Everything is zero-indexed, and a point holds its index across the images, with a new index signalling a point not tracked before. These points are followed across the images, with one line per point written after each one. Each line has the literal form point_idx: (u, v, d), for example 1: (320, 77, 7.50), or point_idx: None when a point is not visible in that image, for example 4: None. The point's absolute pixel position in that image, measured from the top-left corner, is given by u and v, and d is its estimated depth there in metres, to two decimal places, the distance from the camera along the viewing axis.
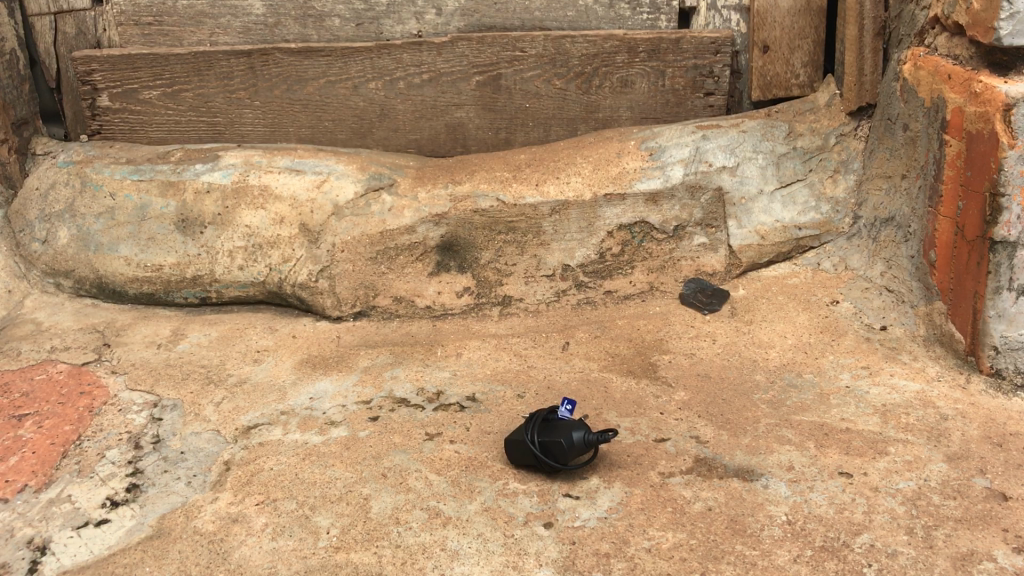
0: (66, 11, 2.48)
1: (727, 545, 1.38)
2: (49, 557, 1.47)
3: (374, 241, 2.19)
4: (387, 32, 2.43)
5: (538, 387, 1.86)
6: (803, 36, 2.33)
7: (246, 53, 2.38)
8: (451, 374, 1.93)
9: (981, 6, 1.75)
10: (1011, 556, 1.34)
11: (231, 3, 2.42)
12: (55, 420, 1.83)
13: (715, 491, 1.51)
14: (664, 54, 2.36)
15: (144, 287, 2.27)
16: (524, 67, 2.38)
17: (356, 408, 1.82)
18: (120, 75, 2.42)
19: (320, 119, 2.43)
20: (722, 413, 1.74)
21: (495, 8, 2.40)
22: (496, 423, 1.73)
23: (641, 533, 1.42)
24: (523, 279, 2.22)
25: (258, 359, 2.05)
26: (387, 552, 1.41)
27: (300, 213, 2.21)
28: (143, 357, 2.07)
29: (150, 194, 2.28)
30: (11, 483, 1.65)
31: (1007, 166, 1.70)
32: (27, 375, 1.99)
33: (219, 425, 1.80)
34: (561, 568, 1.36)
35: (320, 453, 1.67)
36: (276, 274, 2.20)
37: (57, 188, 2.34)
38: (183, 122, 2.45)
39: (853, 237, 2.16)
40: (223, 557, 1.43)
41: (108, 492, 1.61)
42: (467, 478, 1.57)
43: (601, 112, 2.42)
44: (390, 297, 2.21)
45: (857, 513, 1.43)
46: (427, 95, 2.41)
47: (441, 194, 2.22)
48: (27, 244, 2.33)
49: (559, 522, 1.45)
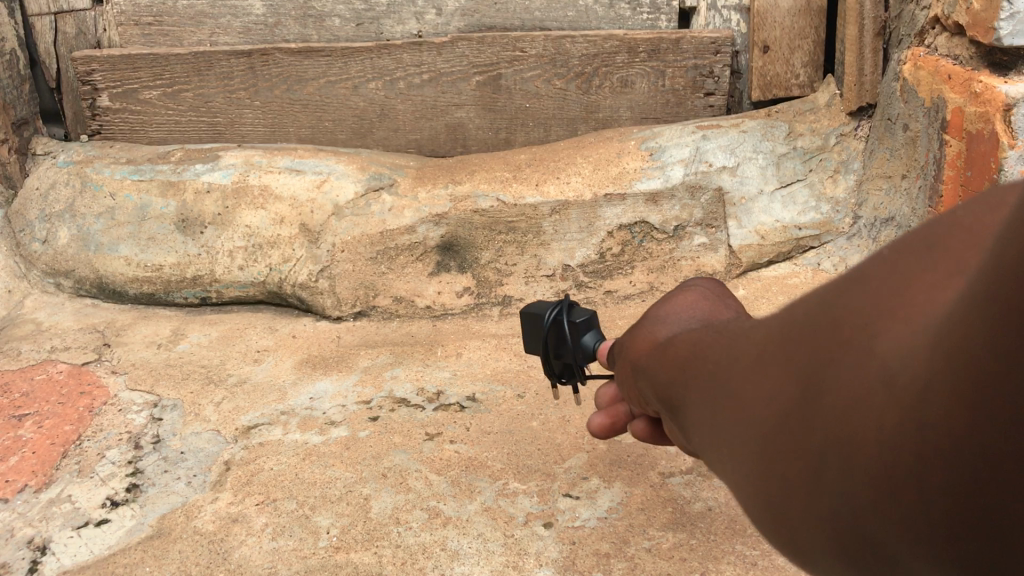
0: (66, 11, 2.47)
1: (727, 545, 1.39)
2: (49, 557, 1.47)
3: (374, 241, 2.19)
4: (388, 32, 2.44)
5: (538, 387, 1.85)
6: (803, 36, 2.33)
7: (246, 53, 2.37)
8: (451, 374, 1.92)
9: (981, 6, 1.74)
10: None
11: (231, 4, 2.42)
12: (55, 420, 1.83)
13: (715, 491, 1.50)
14: (665, 54, 2.36)
15: (144, 287, 2.28)
16: (524, 67, 2.38)
17: (356, 407, 1.82)
18: (120, 75, 2.43)
19: (320, 119, 2.44)
20: None
21: (495, 8, 2.40)
22: (496, 423, 1.73)
23: (641, 533, 1.42)
24: (523, 279, 2.21)
25: (258, 359, 2.04)
26: (387, 552, 1.41)
27: (300, 213, 2.21)
28: (143, 356, 2.07)
29: (150, 194, 2.28)
30: (11, 483, 1.65)
31: (1007, 166, 1.71)
32: (28, 375, 1.99)
33: (219, 425, 1.80)
34: (561, 568, 1.36)
35: (320, 453, 1.67)
36: (277, 274, 2.21)
37: (57, 188, 2.35)
38: (183, 122, 2.46)
39: (853, 237, 2.17)
40: (223, 557, 1.43)
41: (108, 492, 1.61)
42: (467, 478, 1.57)
43: (601, 112, 2.41)
44: (390, 297, 2.20)
45: None
46: (427, 95, 2.41)
47: (442, 194, 2.22)
48: (27, 244, 2.34)
49: (559, 521, 1.46)
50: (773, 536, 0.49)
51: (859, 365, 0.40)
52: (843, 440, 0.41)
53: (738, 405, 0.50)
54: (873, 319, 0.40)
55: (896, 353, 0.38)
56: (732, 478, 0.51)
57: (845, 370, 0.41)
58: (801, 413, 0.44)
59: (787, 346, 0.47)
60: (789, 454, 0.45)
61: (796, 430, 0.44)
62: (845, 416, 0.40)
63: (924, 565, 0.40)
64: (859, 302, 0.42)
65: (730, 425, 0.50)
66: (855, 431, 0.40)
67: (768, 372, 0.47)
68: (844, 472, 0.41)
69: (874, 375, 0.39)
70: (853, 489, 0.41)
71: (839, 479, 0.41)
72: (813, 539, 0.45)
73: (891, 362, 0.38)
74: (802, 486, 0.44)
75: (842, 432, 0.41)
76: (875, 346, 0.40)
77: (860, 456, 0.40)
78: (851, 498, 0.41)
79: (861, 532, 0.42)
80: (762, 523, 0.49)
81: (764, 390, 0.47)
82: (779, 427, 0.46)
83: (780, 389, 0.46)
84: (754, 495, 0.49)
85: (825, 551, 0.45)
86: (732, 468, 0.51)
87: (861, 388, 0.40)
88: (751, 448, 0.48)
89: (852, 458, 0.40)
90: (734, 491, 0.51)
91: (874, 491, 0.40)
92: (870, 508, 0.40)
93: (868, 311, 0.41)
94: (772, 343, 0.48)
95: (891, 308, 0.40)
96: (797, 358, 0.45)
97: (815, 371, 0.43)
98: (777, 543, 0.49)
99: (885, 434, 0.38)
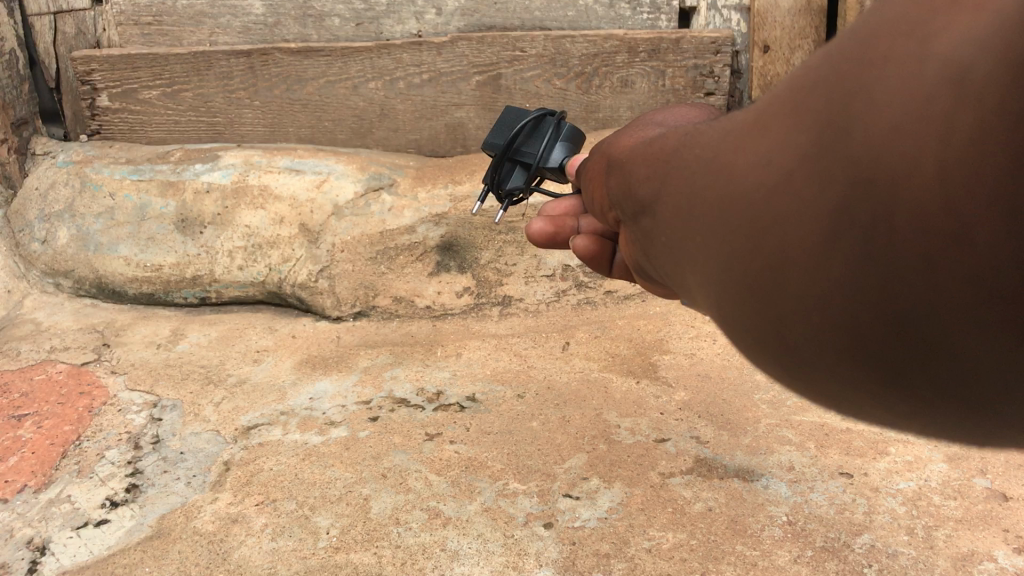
0: (66, 11, 2.47)
1: (728, 545, 1.38)
2: (49, 557, 1.47)
3: (374, 241, 2.20)
4: (387, 31, 2.43)
5: (538, 387, 1.84)
6: (803, 36, 2.33)
7: (246, 53, 2.37)
8: (451, 374, 1.92)
9: None
10: (1012, 556, 1.33)
11: (231, 3, 2.42)
12: (55, 420, 1.83)
13: (715, 491, 1.50)
14: (665, 54, 2.35)
15: (145, 287, 2.28)
16: (524, 67, 2.37)
17: (356, 408, 1.82)
18: (120, 75, 2.43)
19: (320, 119, 2.44)
20: (723, 412, 1.71)
21: (495, 7, 2.40)
22: (496, 423, 1.72)
23: (641, 533, 1.42)
24: (523, 280, 2.18)
25: (258, 359, 2.04)
26: (387, 552, 1.41)
27: (300, 213, 2.22)
28: (142, 357, 2.06)
29: (150, 194, 2.28)
30: (10, 483, 1.66)
31: None
32: (28, 375, 1.99)
33: (219, 425, 1.79)
34: (561, 568, 1.36)
35: (320, 453, 1.67)
36: (276, 274, 2.22)
37: (57, 188, 2.36)
38: (183, 122, 2.46)
39: None
40: (223, 557, 1.43)
41: (108, 492, 1.61)
42: (467, 478, 1.57)
43: (601, 112, 2.41)
44: (390, 297, 2.19)
45: (857, 513, 1.43)
46: (427, 95, 2.41)
47: (441, 194, 2.22)
48: (28, 244, 2.36)
49: (559, 522, 1.45)
50: (760, 314, 0.48)
51: (906, 74, 0.39)
52: (883, 168, 0.39)
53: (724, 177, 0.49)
54: (918, 23, 0.39)
55: (959, 46, 0.37)
56: (718, 263, 0.49)
57: (886, 84, 0.40)
58: (819, 154, 0.42)
59: (801, 88, 0.44)
60: (804, 210, 0.43)
61: (811, 177, 0.42)
62: (885, 140, 0.39)
63: (941, 303, 0.40)
64: (898, 9, 0.40)
65: (724, 200, 0.48)
66: (898, 155, 0.39)
67: (775, 127, 0.45)
68: (878, 209, 0.40)
69: (929, 78, 0.38)
70: (887, 227, 0.40)
71: (866, 222, 0.40)
72: (815, 314, 0.44)
73: (949, 60, 0.38)
74: (811, 245, 0.43)
75: (876, 162, 0.39)
76: (925, 45, 0.39)
77: (905, 185, 0.39)
78: (882, 238, 0.40)
79: (886, 282, 0.41)
80: (751, 306, 0.48)
81: (770, 146, 0.45)
82: (791, 171, 0.44)
83: (793, 137, 0.44)
84: (745, 274, 0.47)
85: (823, 323, 0.44)
86: (719, 248, 0.49)
87: (908, 98, 0.39)
88: (747, 215, 0.46)
89: (891, 190, 0.39)
90: (719, 278, 0.50)
91: (914, 222, 0.39)
92: (909, 246, 0.40)
93: (910, 13, 0.40)
94: (780, 96, 0.46)
95: (936, 3, 0.39)
96: (814, 94, 0.43)
97: (840, 103, 0.41)
98: (765, 322, 0.48)
99: (944, 146, 0.38)
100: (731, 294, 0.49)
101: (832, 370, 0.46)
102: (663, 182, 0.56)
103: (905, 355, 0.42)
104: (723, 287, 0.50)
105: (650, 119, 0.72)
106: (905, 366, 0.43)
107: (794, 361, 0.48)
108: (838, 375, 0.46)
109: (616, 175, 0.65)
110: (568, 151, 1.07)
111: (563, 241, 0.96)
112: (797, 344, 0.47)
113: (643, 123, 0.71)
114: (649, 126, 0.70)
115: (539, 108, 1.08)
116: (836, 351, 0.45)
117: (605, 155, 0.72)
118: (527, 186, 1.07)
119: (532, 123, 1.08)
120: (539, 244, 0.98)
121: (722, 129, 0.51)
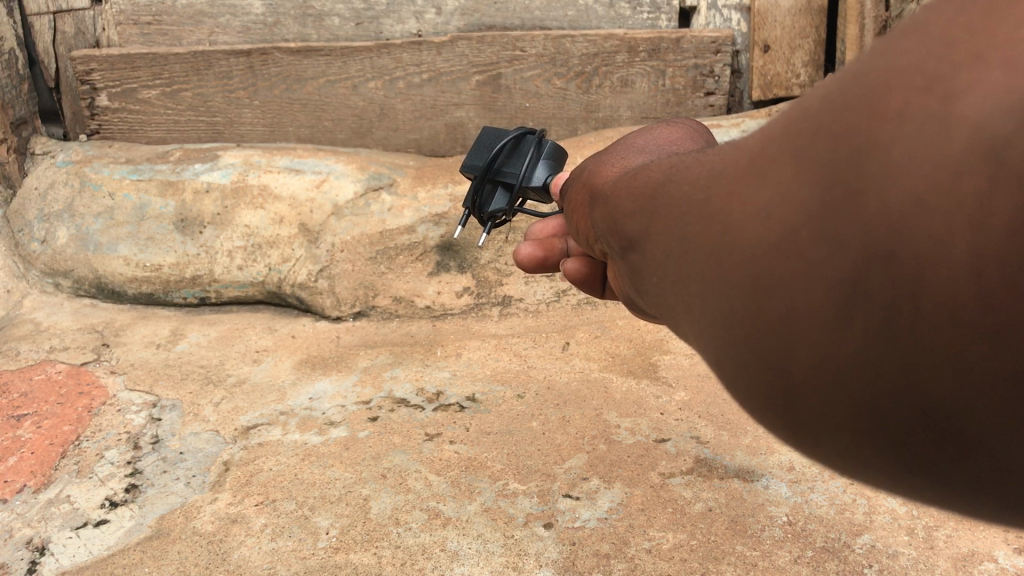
0: (65, 10, 2.47)
1: (728, 545, 1.38)
2: (48, 557, 1.47)
3: (374, 241, 2.20)
4: (387, 31, 2.43)
5: (538, 387, 1.84)
6: (803, 36, 2.34)
7: (245, 53, 2.37)
8: (451, 374, 1.91)
9: None
10: (1012, 556, 1.33)
11: (230, 3, 2.42)
12: (55, 420, 1.83)
13: (716, 492, 1.50)
14: (665, 53, 2.35)
15: (144, 287, 2.28)
16: (524, 66, 2.36)
17: (356, 408, 1.81)
18: (120, 75, 2.44)
19: (320, 119, 2.44)
20: (723, 412, 1.71)
21: (495, 7, 2.39)
22: (496, 423, 1.72)
23: (641, 533, 1.42)
24: (523, 279, 2.17)
25: (257, 359, 2.04)
26: (387, 552, 1.41)
27: (300, 213, 2.22)
28: (142, 357, 2.06)
29: (150, 194, 2.29)
30: (10, 483, 1.66)
31: None
32: (27, 375, 1.99)
33: (219, 425, 1.79)
34: (561, 569, 1.36)
35: (320, 453, 1.66)
36: (276, 274, 2.22)
37: (57, 188, 2.37)
38: (183, 122, 2.46)
39: None
40: (223, 557, 1.42)
41: (107, 492, 1.61)
42: (467, 478, 1.56)
43: (601, 112, 2.40)
44: (390, 297, 2.18)
45: (857, 513, 1.43)
46: (427, 95, 2.40)
47: (441, 194, 2.22)
48: (27, 244, 2.36)
49: (559, 522, 1.45)
50: (759, 385, 0.46)
51: (926, 134, 0.37)
52: (907, 244, 0.37)
53: (719, 231, 0.46)
54: (938, 74, 0.37)
55: (989, 109, 0.35)
56: (707, 321, 0.48)
57: (899, 146, 0.37)
58: (824, 214, 0.40)
59: (796, 137, 0.42)
60: (810, 277, 0.41)
61: (817, 241, 0.40)
62: (907, 212, 0.37)
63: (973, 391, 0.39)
64: (910, 55, 0.38)
65: (719, 258, 0.45)
66: (924, 234, 0.37)
67: (764, 176, 0.43)
68: (899, 286, 0.38)
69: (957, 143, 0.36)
70: (911, 304, 0.38)
71: (883, 299, 0.39)
72: (820, 387, 0.43)
73: (980, 125, 0.36)
74: (817, 317, 0.41)
75: (898, 236, 0.37)
76: (949, 103, 0.36)
77: (931, 264, 0.37)
78: (903, 317, 0.39)
79: (911, 360, 0.40)
80: (748, 374, 0.46)
81: (763, 198, 0.43)
82: (787, 236, 0.41)
83: (792, 193, 0.41)
84: (733, 345, 0.46)
85: (826, 394, 0.43)
86: (713, 307, 0.47)
87: (931, 166, 0.36)
88: (747, 274, 0.44)
89: (917, 269, 0.37)
90: (712, 336, 0.48)
91: (944, 300, 0.38)
92: (937, 325, 0.38)
93: (925, 62, 0.37)
94: (775, 144, 0.43)
95: (956, 53, 0.36)
96: (814, 144, 0.41)
97: (849, 160, 0.39)
98: (767, 404, 0.47)
99: (981, 233, 0.36)
100: (724, 360, 0.48)
101: (842, 450, 0.45)
102: (647, 221, 0.54)
103: (924, 439, 0.42)
104: (711, 349, 0.49)
105: (629, 145, 0.70)
106: (914, 443, 0.42)
107: (795, 432, 0.47)
108: (846, 447, 0.45)
109: (600, 208, 0.64)
110: (549, 170, 1.06)
111: (553, 265, 0.96)
112: (798, 413, 0.45)
113: (620, 151, 0.69)
114: (629, 154, 0.68)
115: (519, 129, 1.08)
116: (846, 426, 0.43)
117: (587, 185, 0.71)
118: (509, 206, 1.06)
119: (511, 144, 1.08)
120: (529, 269, 0.98)
121: (708, 171, 0.49)
